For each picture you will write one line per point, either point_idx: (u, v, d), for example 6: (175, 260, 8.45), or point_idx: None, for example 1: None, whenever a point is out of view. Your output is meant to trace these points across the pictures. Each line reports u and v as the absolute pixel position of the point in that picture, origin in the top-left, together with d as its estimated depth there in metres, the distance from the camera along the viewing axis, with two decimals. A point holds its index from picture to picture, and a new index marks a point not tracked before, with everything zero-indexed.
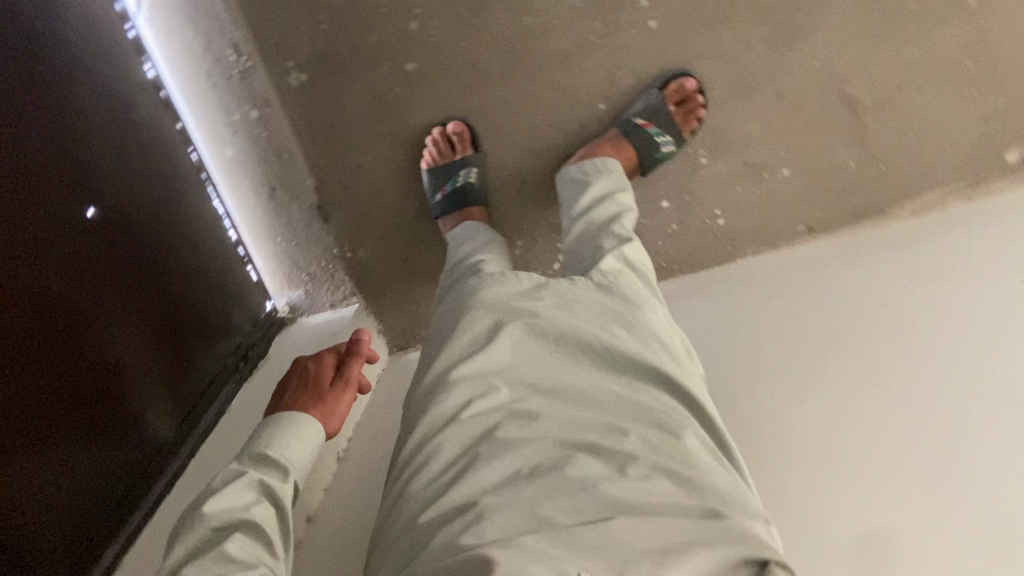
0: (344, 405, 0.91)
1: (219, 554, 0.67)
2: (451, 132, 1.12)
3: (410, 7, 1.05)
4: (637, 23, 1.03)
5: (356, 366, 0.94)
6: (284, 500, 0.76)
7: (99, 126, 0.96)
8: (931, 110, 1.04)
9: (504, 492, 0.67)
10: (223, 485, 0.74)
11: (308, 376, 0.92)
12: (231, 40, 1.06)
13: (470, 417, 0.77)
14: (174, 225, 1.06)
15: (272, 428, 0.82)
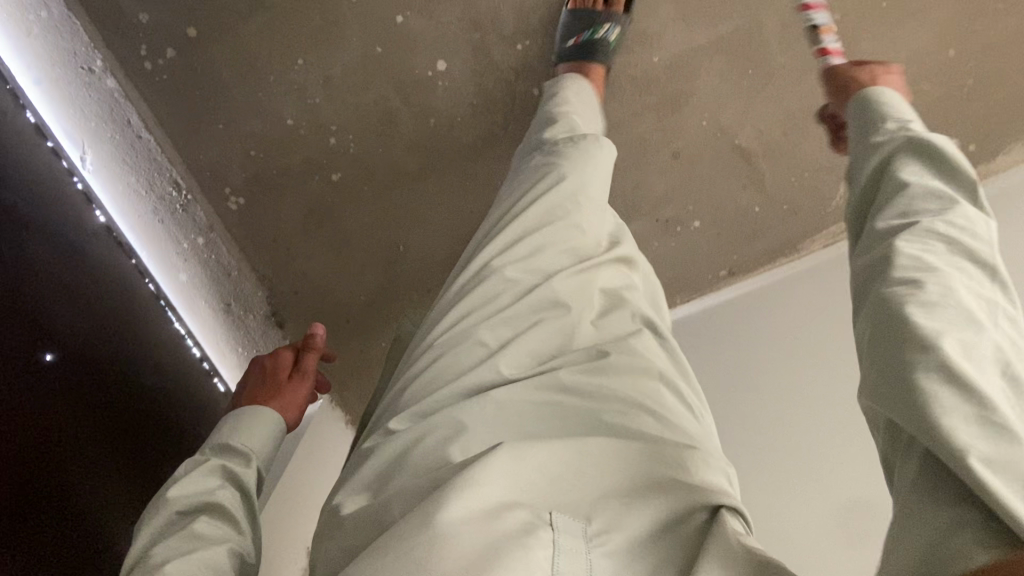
0: (303, 394, 0.99)
1: (187, 530, 0.74)
2: None
3: (326, 126, 1.15)
4: (533, 109, 1.11)
5: (312, 359, 1.02)
6: (247, 484, 0.82)
7: (56, 279, 1.05)
8: (823, 149, 1.09)
9: (485, 412, 0.64)
10: (188, 474, 0.81)
11: (264, 371, 1.00)
12: (170, 178, 1.18)
13: (446, 335, 0.73)
14: (136, 353, 1.15)
15: (234, 420, 0.89)
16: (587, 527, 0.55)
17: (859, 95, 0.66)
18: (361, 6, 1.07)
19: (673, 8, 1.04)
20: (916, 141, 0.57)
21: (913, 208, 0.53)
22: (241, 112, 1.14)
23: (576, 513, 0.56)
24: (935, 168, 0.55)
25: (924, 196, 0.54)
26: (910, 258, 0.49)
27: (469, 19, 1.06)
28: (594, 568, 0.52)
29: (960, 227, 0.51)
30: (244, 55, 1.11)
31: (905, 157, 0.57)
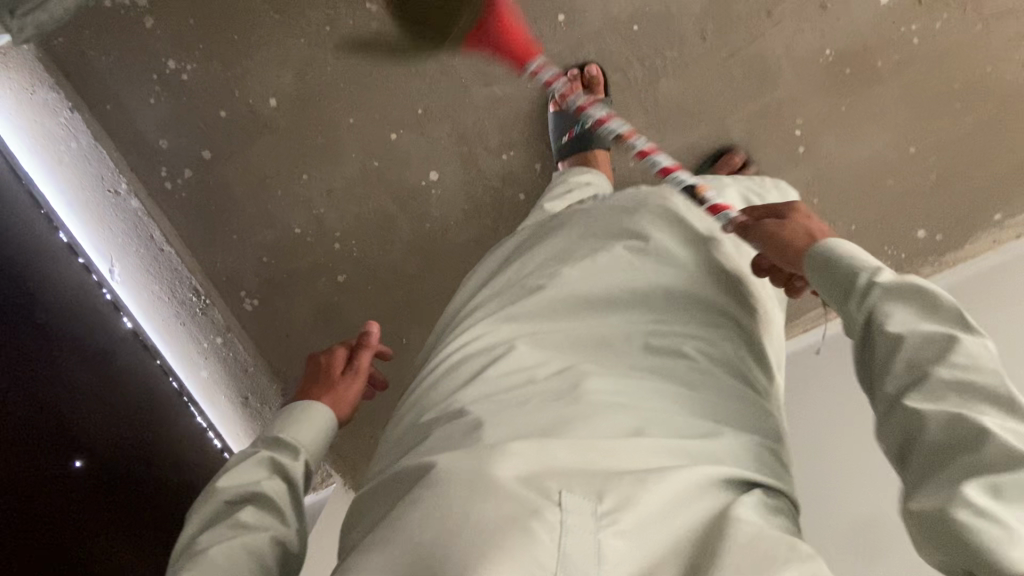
0: (357, 392, 0.85)
1: (231, 523, 0.64)
2: (588, 75, 1.07)
3: (332, 232, 1.23)
4: (521, 212, 1.19)
5: (368, 357, 0.88)
6: (297, 478, 0.71)
7: (89, 386, 1.16)
8: None
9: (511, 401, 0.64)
10: (234, 465, 0.70)
11: (319, 369, 0.86)
12: (190, 284, 1.27)
13: (478, 338, 0.75)
14: (168, 442, 1.26)
15: (283, 415, 0.77)
16: (598, 506, 0.53)
17: (810, 255, 0.62)
18: (359, 126, 1.16)
19: (646, 117, 1.11)
20: (912, 299, 0.54)
21: (922, 368, 0.51)
22: (253, 223, 1.24)
23: (588, 491, 0.54)
24: (933, 317, 0.53)
25: (928, 351, 0.51)
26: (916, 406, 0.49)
27: (457, 135, 1.15)
28: (604, 550, 0.51)
29: (967, 363, 0.49)
30: (255, 172, 1.21)
31: (894, 309, 0.54)
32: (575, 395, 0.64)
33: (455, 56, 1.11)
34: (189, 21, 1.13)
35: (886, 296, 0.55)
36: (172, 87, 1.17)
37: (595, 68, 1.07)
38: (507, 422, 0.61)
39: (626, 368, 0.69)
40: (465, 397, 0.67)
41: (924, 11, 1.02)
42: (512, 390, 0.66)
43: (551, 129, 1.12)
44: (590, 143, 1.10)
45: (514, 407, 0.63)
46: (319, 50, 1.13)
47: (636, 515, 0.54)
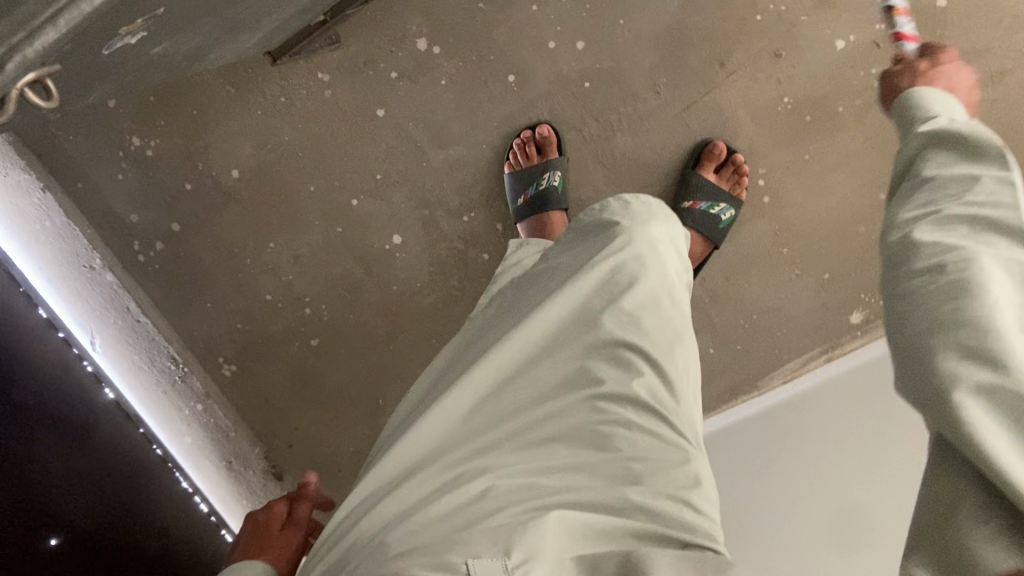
0: (297, 550, 0.75)
1: None
2: (538, 135, 1.07)
3: (302, 297, 1.23)
4: (486, 271, 1.19)
5: (306, 509, 0.78)
6: None
7: (64, 462, 1.15)
8: (768, 292, 1.10)
9: (411, 510, 0.61)
10: None
11: (253, 529, 0.75)
12: (168, 353, 1.28)
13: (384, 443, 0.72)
14: (156, 508, 1.24)
15: None
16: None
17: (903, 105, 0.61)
18: (321, 193, 1.16)
19: (603, 174, 1.09)
20: (954, 139, 0.52)
21: (944, 195, 0.50)
22: (225, 292, 1.24)
23: (496, 552, 0.54)
24: (970, 159, 0.51)
25: (950, 189, 0.50)
26: (930, 244, 0.47)
27: (417, 198, 1.15)
28: None
29: (982, 199, 0.48)
30: (225, 242, 1.21)
31: (932, 158, 0.53)
32: (472, 483, 0.62)
33: (410, 121, 1.10)
34: (149, 98, 1.14)
35: (936, 140, 0.53)
36: (138, 162, 1.18)
37: (547, 128, 1.06)
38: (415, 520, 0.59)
39: (530, 434, 0.66)
40: (374, 515, 0.62)
41: (883, 54, 0.99)
42: (412, 487, 0.63)
43: (508, 191, 1.11)
44: (548, 204, 1.07)
45: (414, 513, 0.60)
46: (276, 121, 1.13)
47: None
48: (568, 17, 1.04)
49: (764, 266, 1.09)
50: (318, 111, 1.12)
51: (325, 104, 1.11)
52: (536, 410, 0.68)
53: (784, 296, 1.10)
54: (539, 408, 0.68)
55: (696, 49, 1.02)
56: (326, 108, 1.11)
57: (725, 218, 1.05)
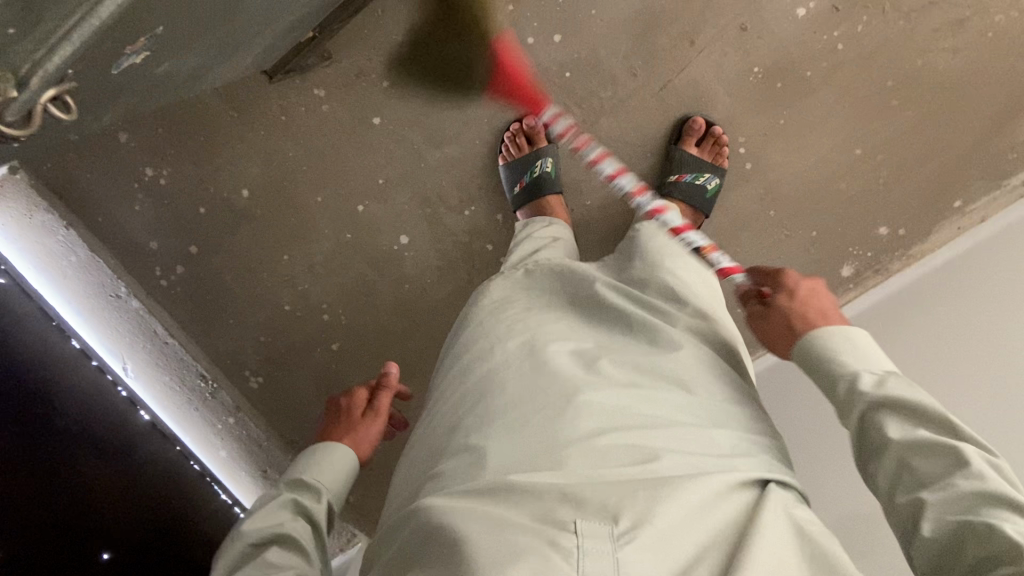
0: (377, 432, 0.88)
1: (260, 563, 0.63)
2: (526, 126, 1.14)
3: (319, 305, 1.29)
4: (491, 261, 1.23)
5: (387, 398, 0.92)
6: (319, 519, 0.72)
7: (106, 479, 1.22)
8: (761, 255, 1.14)
9: (509, 436, 0.65)
10: (257, 509, 0.70)
11: (340, 411, 0.90)
12: (197, 371, 1.34)
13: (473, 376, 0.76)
14: (197, 514, 1.32)
15: (306, 458, 0.80)
16: (615, 528, 0.55)
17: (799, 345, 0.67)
18: (327, 203, 1.22)
19: (592, 156, 1.14)
20: (901, 399, 0.58)
21: (911, 466, 0.55)
22: (245, 307, 1.30)
23: (604, 514, 0.56)
24: (915, 422, 0.57)
25: (920, 452, 0.55)
26: (896, 445, 0.56)
27: (419, 199, 1.20)
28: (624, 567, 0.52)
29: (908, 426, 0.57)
30: (242, 260, 1.27)
31: (882, 417, 0.58)
32: (571, 416, 0.66)
33: (406, 126, 1.16)
34: (158, 130, 1.21)
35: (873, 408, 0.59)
36: (152, 192, 1.25)
37: (533, 119, 1.14)
38: (519, 455, 0.62)
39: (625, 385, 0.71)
40: (467, 439, 0.67)
41: (845, 17, 1.05)
42: (511, 417, 0.67)
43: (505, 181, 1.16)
44: (543, 189, 1.12)
45: (512, 440, 0.64)
46: (280, 140, 1.19)
47: (656, 531, 0.55)
48: (542, 12, 1.09)
49: (753, 230, 1.13)
50: (317, 127, 1.18)
51: (323, 118, 1.17)
52: (623, 366, 0.73)
53: (776, 257, 1.14)
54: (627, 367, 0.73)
55: (666, 31, 1.07)
56: (325, 123, 1.18)
57: (712, 186, 1.09)
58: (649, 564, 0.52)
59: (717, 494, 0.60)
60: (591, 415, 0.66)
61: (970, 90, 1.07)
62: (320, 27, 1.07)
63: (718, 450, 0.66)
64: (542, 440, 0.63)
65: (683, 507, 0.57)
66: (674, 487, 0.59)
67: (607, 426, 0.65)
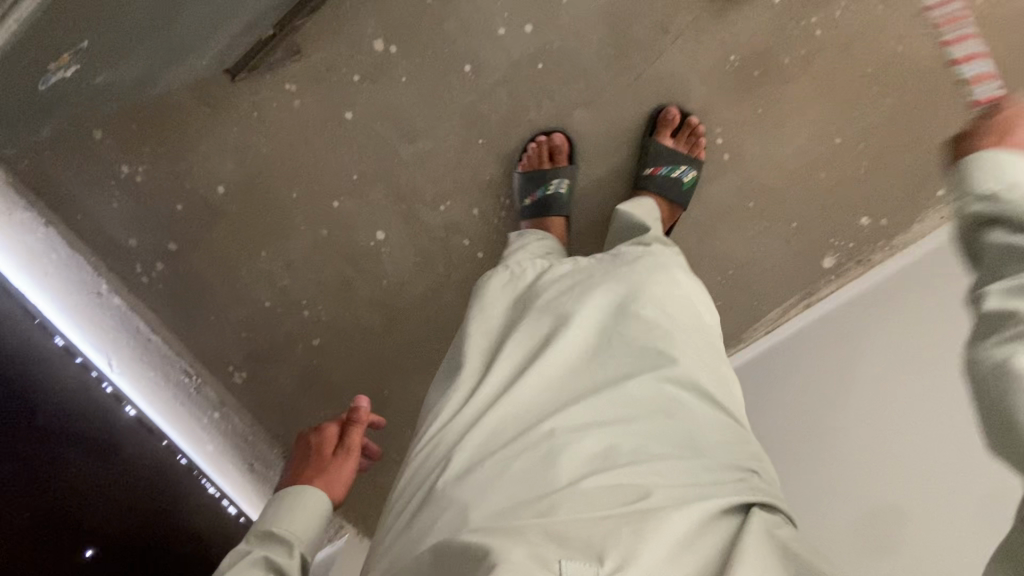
0: (350, 469, 0.88)
1: None
2: (552, 142, 1.10)
3: (299, 301, 1.28)
4: (468, 256, 1.22)
5: (357, 433, 0.91)
6: (292, 575, 0.72)
7: (92, 475, 1.23)
8: (739, 249, 1.13)
9: (497, 471, 0.65)
10: (228, 570, 0.70)
11: (311, 450, 0.90)
12: (181, 366, 1.35)
13: (463, 400, 0.77)
14: (181, 509, 1.33)
15: (276, 508, 0.80)
16: (601, 567, 0.55)
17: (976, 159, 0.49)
18: (303, 199, 1.21)
19: (566, 149, 1.13)
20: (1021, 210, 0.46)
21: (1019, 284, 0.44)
22: (226, 303, 1.30)
23: (590, 555, 0.56)
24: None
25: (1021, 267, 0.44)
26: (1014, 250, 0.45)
27: (394, 194, 1.19)
28: None
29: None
30: (221, 256, 1.27)
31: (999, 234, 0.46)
32: (558, 451, 0.67)
33: (378, 120, 1.15)
34: (132, 126, 1.20)
35: (985, 221, 0.47)
36: (129, 189, 1.24)
37: (562, 137, 1.10)
38: (503, 499, 0.63)
39: (609, 413, 0.72)
40: (456, 472, 0.67)
41: (822, 3, 1.02)
42: (498, 451, 0.68)
43: (517, 189, 1.14)
44: (551, 209, 1.11)
45: (499, 475, 0.65)
46: (253, 136, 1.18)
47: (641, 572, 0.56)
48: (513, 3, 1.07)
49: (730, 223, 1.12)
50: (290, 122, 1.17)
51: (296, 114, 1.16)
52: (608, 391, 0.73)
53: (754, 249, 1.13)
54: (612, 392, 0.73)
55: (639, 20, 1.05)
56: (298, 118, 1.16)
57: (687, 179, 1.07)
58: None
59: (697, 529, 0.61)
60: (574, 450, 0.67)
61: (952, 77, 1.04)
62: (280, 25, 1.09)
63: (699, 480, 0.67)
64: (526, 483, 0.64)
65: (664, 543, 0.58)
66: (657, 523, 0.60)
67: (589, 463, 0.66)
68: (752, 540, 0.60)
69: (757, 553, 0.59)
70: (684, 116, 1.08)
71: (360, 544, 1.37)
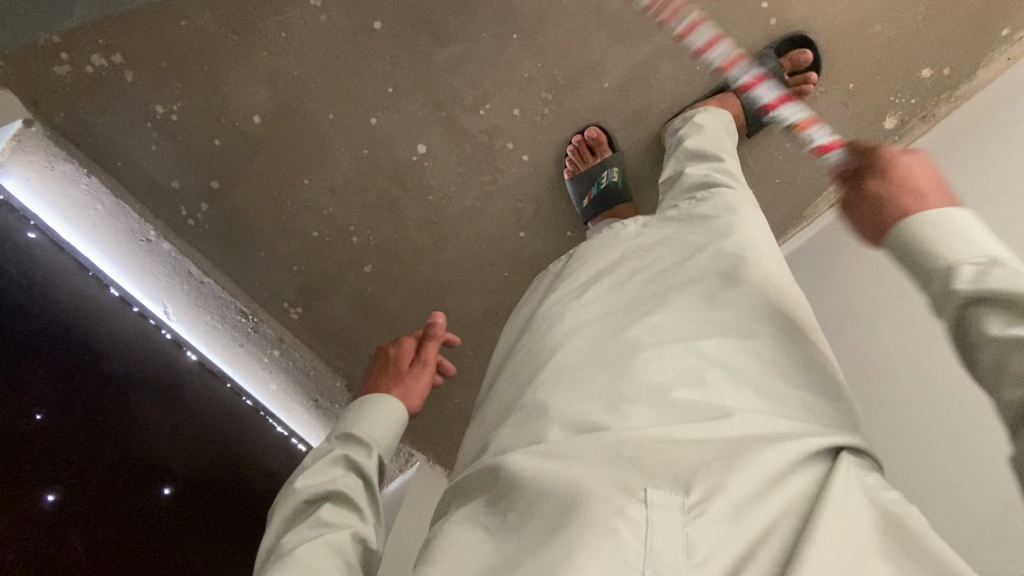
0: (425, 383, 0.90)
1: (314, 521, 0.68)
2: (588, 138, 1.14)
3: (347, 228, 1.27)
4: (514, 161, 1.20)
5: (433, 349, 0.93)
6: (372, 474, 0.75)
7: (158, 418, 1.25)
8: (796, 121, 1.10)
9: (584, 387, 0.67)
10: (311, 464, 0.75)
11: (389, 361, 0.93)
12: (236, 307, 1.32)
13: (554, 329, 0.79)
14: (247, 445, 1.36)
15: (355, 411, 0.82)
16: (685, 498, 0.55)
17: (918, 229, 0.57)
18: (340, 120, 1.19)
19: (604, 32, 1.10)
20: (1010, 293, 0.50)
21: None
22: (273, 237, 1.29)
23: (676, 485, 0.56)
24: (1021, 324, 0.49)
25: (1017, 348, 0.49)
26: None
27: (431, 102, 1.16)
28: (691, 540, 0.53)
29: None
30: (265, 189, 1.26)
31: (982, 313, 0.51)
32: (646, 368, 0.67)
33: (409, 26, 1.12)
34: (162, 63, 1.17)
35: (973, 300, 0.52)
36: (166, 129, 1.22)
37: (595, 129, 1.14)
38: (590, 407, 0.64)
39: (695, 336, 0.71)
40: (544, 386, 0.69)
41: None
42: (588, 371, 0.69)
43: (572, 196, 1.19)
44: (612, 198, 1.15)
45: (587, 389, 0.67)
46: (284, 58, 1.16)
47: (728, 501, 0.55)
48: None
49: None
50: (317, 39, 1.14)
51: (323, 29, 1.14)
52: (689, 322, 0.73)
53: (812, 118, 1.09)
54: (693, 321, 0.73)
55: None
56: (325, 33, 1.14)
57: (771, 113, 1.08)
58: (717, 535, 0.53)
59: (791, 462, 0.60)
60: (663, 370, 0.67)
61: None
62: None
63: (791, 421, 0.65)
64: (608, 399, 0.65)
65: (756, 475, 0.57)
66: (748, 454, 0.59)
67: (678, 381, 0.66)
68: (840, 476, 0.59)
69: (848, 493, 0.58)
70: (797, 47, 1.04)
71: (433, 469, 1.37)
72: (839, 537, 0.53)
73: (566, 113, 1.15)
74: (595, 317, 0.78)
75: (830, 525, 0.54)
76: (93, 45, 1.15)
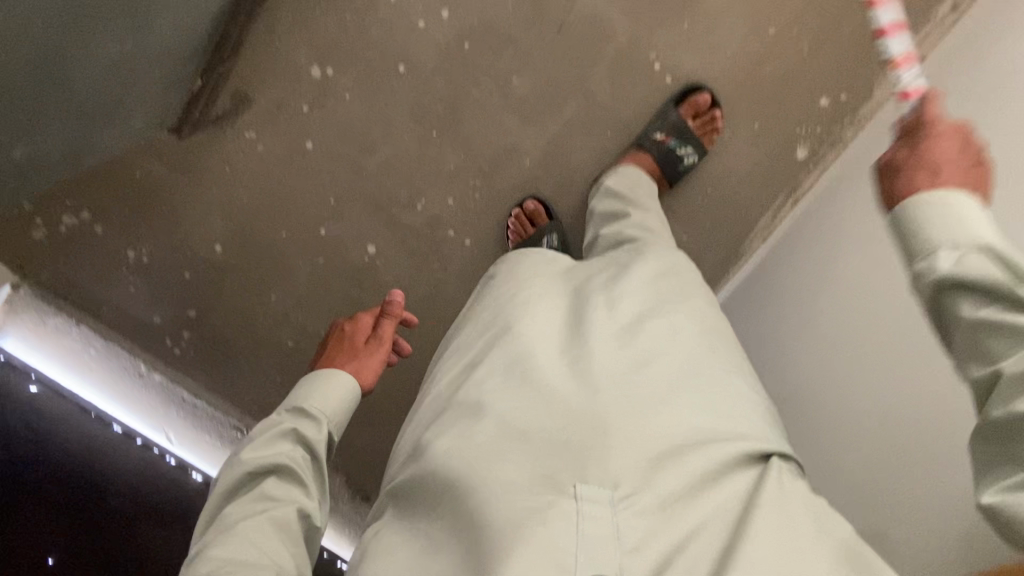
0: (380, 358, 0.87)
1: (259, 497, 0.67)
2: (526, 209, 1.20)
3: (318, 334, 1.34)
4: (458, 247, 1.26)
5: (390, 325, 0.90)
6: (321, 448, 0.73)
7: (167, 543, 1.27)
8: (717, 166, 1.18)
9: (513, 384, 0.66)
10: (260, 434, 0.72)
11: (344, 340, 0.89)
12: (231, 424, 1.39)
13: (483, 328, 0.78)
14: None
15: (306, 381, 0.80)
16: (615, 493, 0.55)
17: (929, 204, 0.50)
18: (292, 236, 1.27)
19: (515, 116, 1.17)
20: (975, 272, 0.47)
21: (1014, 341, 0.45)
22: (253, 354, 1.36)
23: (604, 479, 0.56)
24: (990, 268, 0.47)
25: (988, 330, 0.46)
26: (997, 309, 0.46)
27: (372, 205, 1.24)
28: (623, 534, 0.52)
29: None
30: (236, 310, 1.33)
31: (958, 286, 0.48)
32: (582, 368, 0.67)
33: (336, 142, 1.20)
34: (123, 212, 1.26)
35: (948, 288, 0.48)
36: (139, 271, 1.30)
37: (533, 201, 1.20)
38: (525, 406, 0.63)
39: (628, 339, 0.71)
40: (475, 386, 0.68)
41: None
42: (520, 368, 0.68)
43: None
44: None
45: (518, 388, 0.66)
46: (231, 190, 1.24)
47: (657, 498, 0.55)
48: None
49: None
50: (256, 166, 1.22)
51: (261, 156, 1.22)
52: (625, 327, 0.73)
53: (729, 161, 1.17)
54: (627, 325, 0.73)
55: None
56: (263, 162, 1.22)
57: (688, 162, 1.14)
58: (648, 534, 0.53)
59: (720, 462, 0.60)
60: (602, 369, 0.66)
61: None
62: (206, 75, 1.16)
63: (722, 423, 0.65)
64: (541, 398, 0.64)
65: (688, 474, 0.58)
66: (680, 457, 0.59)
67: (610, 376, 0.66)
68: (769, 480, 0.59)
69: (779, 494, 0.57)
70: (695, 90, 1.13)
71: None
72: (776, 539, 0.54)
73: (498, 194, 1.22)
74: (528, 309, 0.76)
75: (763, 524, 0.54)
76: (63, 207, 1.25)
